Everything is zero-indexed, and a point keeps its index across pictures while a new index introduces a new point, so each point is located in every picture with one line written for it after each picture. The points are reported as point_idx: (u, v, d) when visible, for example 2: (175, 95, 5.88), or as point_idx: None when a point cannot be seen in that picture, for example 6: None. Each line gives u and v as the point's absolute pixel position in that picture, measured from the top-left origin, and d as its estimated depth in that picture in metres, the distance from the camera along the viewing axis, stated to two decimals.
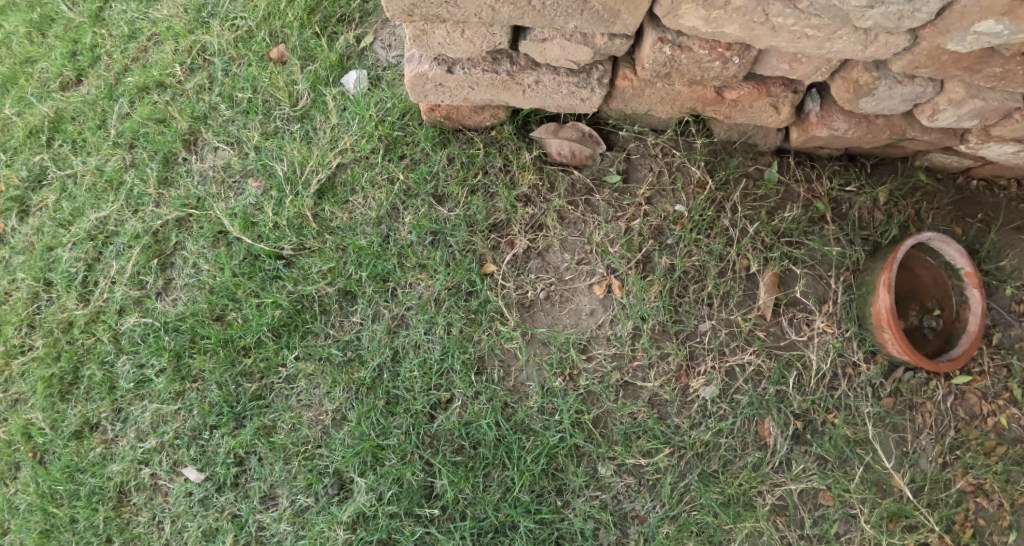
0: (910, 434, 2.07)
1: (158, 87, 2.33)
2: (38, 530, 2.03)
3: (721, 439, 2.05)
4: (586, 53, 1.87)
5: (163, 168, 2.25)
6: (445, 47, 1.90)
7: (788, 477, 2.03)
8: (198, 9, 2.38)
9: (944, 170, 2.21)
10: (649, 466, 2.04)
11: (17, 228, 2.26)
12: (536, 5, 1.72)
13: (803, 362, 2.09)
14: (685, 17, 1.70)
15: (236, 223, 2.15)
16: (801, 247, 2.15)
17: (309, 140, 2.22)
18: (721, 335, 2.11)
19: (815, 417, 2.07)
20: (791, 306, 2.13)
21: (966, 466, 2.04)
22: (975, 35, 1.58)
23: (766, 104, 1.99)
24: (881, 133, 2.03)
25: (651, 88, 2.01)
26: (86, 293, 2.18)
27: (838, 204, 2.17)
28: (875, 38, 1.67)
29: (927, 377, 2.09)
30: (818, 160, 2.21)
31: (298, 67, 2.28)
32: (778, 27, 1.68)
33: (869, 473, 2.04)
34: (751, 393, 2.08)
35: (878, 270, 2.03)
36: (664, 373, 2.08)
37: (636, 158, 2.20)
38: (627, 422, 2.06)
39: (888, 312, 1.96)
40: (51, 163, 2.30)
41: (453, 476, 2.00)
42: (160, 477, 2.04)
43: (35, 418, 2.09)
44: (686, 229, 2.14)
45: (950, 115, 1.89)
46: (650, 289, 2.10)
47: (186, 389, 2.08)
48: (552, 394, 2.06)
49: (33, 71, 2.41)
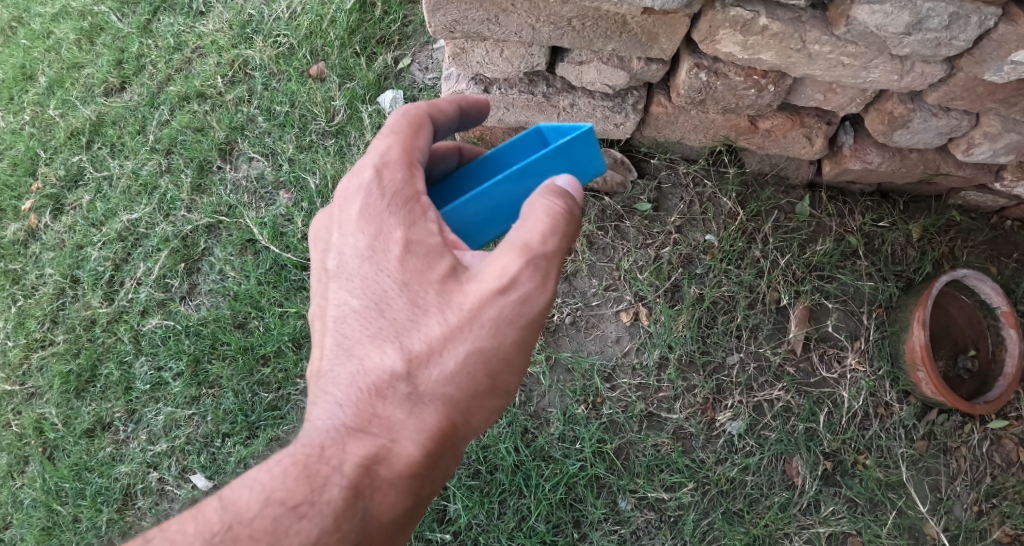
0: (945, 479, 1.99)
1: (198, 98, 2.36)
2: (39, 527, 2.00)
3: (748, 476, 1.99)
4: (621, 77, 1.90)
5: (197, 176, 2.27)
6: (483, 66, 1.93)
7: (816, 519, 1.95)
8: (243, 25, 2.43)
9: (978, 209, 2.17)
10: (672, 501, 1.98)
11: (49, 225, 2.28)
12: (577, 26, 1.76)
13: (834, 400, 2.04)
14: (723, 42, 1.71)
15: (265, 232, 2.15)
16: (832, 281, 2.11)
17: (343, 155, 2.24)
18: (749, 369, 2.06)
19: (846, 458, 2.00)
20: (822, 341, 2.08)
21: (1003, 516, 1.95)
22: (1012, 65, 1.58)
23: (800, 135, 1.99)
24: (914, 168, 2.00)
25: (685, 115, 2.02)
26: (112, 293, 2.17)
27: (871, 239, 2.14)
28: (910, 68, 1.68)
29: (962, 420, 2.02)
30: (851, 195, 2.19)
31: (336, 84, 2.30)
32: (815, 54, 1.69)
33: (903, 519, 1.96)
34: (779, 429, 2.02)
35: (913, 306, 1.98)
36: (690, 405, 2.04)
37: (667, 187, 2.21)
38: (650, 454, 2.01)
39: (924, 350, 1.91)
40: (88, 164, 2.33)
41: (467, 501, 2.00)
42: (167, 482, 2.00)
43: (49, 413, 2.07)
44: (716, 258, 2.12)
45: (986, 150, 1.85)
46: (678, 318, 2.08)
47: (202, 395, 2.04)
48: (574, 421, 2.05)
49: (80, 76, 2.45)
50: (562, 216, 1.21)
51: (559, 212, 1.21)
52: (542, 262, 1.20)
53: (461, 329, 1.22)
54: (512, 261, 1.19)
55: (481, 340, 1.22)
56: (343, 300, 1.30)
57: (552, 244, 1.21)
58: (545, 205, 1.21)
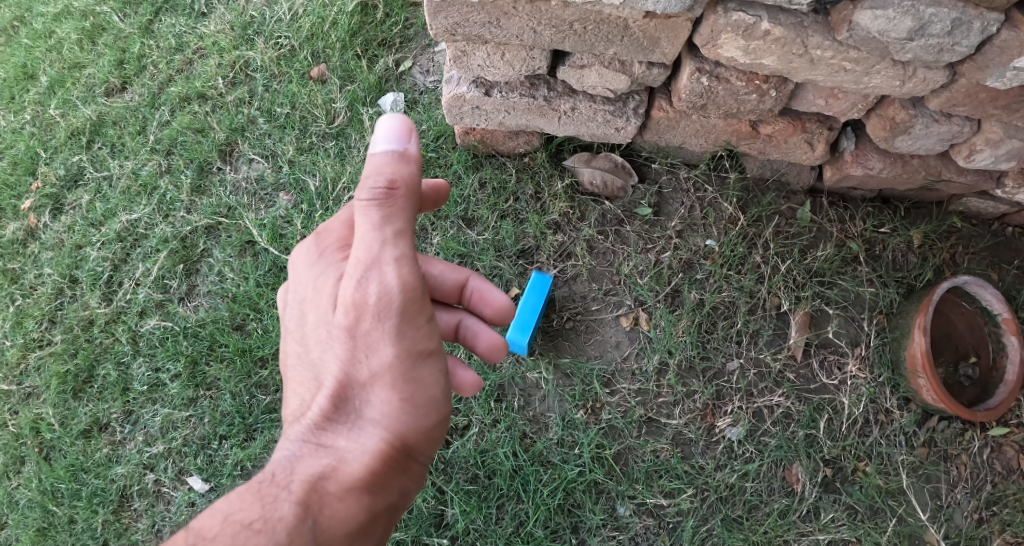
0: (945, 487, 1.98)
1: (199, 99, 2.36)
2: (35, 528, 1.99)
3: (747, 483, 1.98)
4: (623, 81, 1.89)
5: (197, 177, 2.26)
6: (484, 69, 1.93)
7: (816, 526, 1.94)
8: (245, 27, 2.43)
9: (979, 215, 2.16)
10: (671, 507, 1.97)
11: (49, 225, 2.28)
12: (579, 30, 1.75)
13: (835, 407, 2.02)
14: (724, 47, 1.71)
15: (265, 234, 2.15)
16: (833, 287, 2.10)
17: (343, 157, 2.23)
18: (750, 375, 2.05)
19: (846, 465, 1.99)
20: (823, 348, 2.07)
21: (1003, 524, 1.94)
22: (1015, 71, 1.57)
23: (801, 140, 1.99)
24: (916, 174, 2.00)
25: (686, 120, 2.01)
26: (110, 293, 2.16)
27: (872, 246, 2.13)
28: (913, 73, 1.67)
29: (963, 427, 2.01)
30: (852, 201, 2.18)
31: (337, 86, 2.30)
32: (817, 59, 1.68)
33: (902, 526, 1.95)
34: (779, 435, 2.01)
35: (913, 313, 1.97)
36: (690, 411, 2.03)
37: (668, 192, 2.20)
38: (649, 460, 2.01)
39: (924, 357, 1.90)
40: (88, 164, 2.33)
41: (465, 506, 1.99)
42: (164, 484, 1.99)
43: (46, 413, 2.07)
44: (716, 264, 2.11)
45: (988, 156, 1.85)
46: (678, 323, 2.08)
47: (200, 396, 2.04)
48: (573, 426, 2.04)
49: (81, 75, 2.45)
50: (388, 190, 1.27)
51: (383, 186, 1.27)
52: (384, 249, 1.28)
53: (353, 345, 1.32)
54: (379, 271, 1.29)
55: (372, 349, 1.32)
56: (293, 348, 1.44)
57: (392, 228, 1.29)
58: (369, 183, 1.27)
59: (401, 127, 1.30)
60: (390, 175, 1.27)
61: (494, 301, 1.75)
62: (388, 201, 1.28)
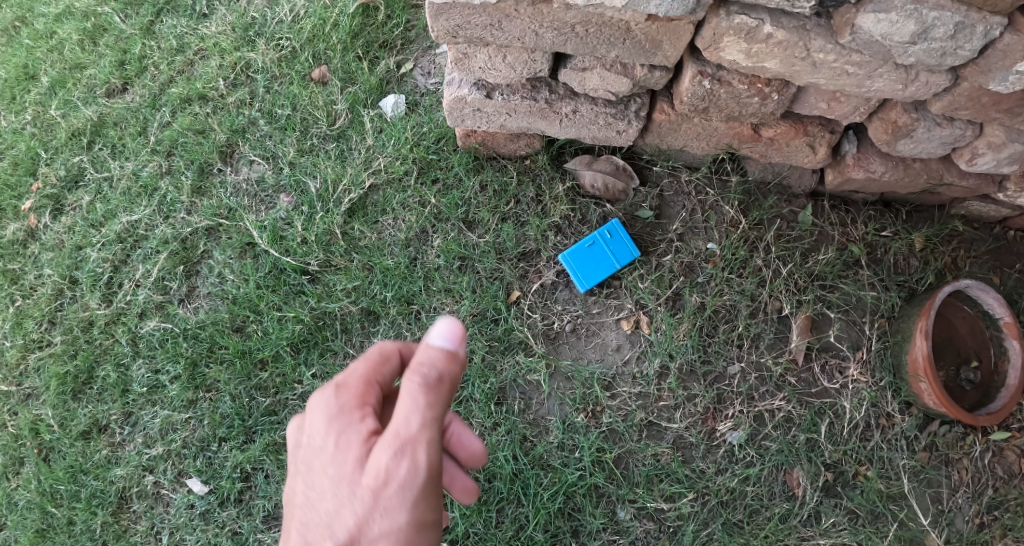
0: (947, 492, 1.97)
1: (200, 100, 2.36)
2: (34, 529, 1.98)
3: (748, 487, 1.97)
4: (625, 83, 1.89)
5: (198, 178, 2.26)
6: (486, 71, 1.92)
7: (817, 531, 1.94)
8: (246, 28, 2.43)
9: (981, 219, 2.16)
10: (671, 511, 1.96)
11: (49, 225, 2.27)
12: (580, 32, 1.75)
13: (836, 411, 2.02)
14: (727, 50, 1.71)
15: (265, 235, 2.14)
16: (835, 291, 2.10)
17: (344, 159, 2.23)
18: (751, 379, 2.05)
19: (847, 469, 1.98)
20: (824, 351, 2.07)
21: (1004, 529, 1.93)
22: (1018, 75, 1.57)
23: (803, 144, 1.98)
24: (918, 177, 1.99)
25: (687, 123, 2.01)
26: (110, 294, 2.16)
27: (873, 249, 2.13)
28: (915, 77, 1.67)
29: (964, 432, 2.00)
30: (854, 205, 2.18)
31: (338, 88, 2.30)
32: (819, 63, 1.68)
33: (903, 531, 1.94)
34: (780, 439, 2.00)
35: (915, 317, 1.97)
36: (690, 414, 2.03)
37: (670, 195, 2.20)
38: (649, 463, 2.00)
39: (926, 361, 1.89)
40: (89, 165, 2.32)
41: (465, 509, 1.99)
42: (164, 486, 1.98)
43: (45, 414, 2.06)
44: (717, 267, 2.11)
45: (990, 160, 1.84)
46: (679, 326, 2.07)
47: (199, 398, 2.03)
48: (573, 429, 2.03)
49: (81, 76, 2.45)
50: (436, 380, 1.29)
51: (433, 376, 1.28)
52: (423, 430, 1.26)
53: (372, 506, 1.24)
54: (412, 454, 1.25)
55: (388, 516, 1.24)
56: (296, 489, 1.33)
57: (431, 414, 1.27)
58: (421, 369, 1.29)
59: (454, 326, 1.34)
60: (442, 369, 1.29)
61: (470, 446, 1.57)
62: (434, 385, 1.28)
